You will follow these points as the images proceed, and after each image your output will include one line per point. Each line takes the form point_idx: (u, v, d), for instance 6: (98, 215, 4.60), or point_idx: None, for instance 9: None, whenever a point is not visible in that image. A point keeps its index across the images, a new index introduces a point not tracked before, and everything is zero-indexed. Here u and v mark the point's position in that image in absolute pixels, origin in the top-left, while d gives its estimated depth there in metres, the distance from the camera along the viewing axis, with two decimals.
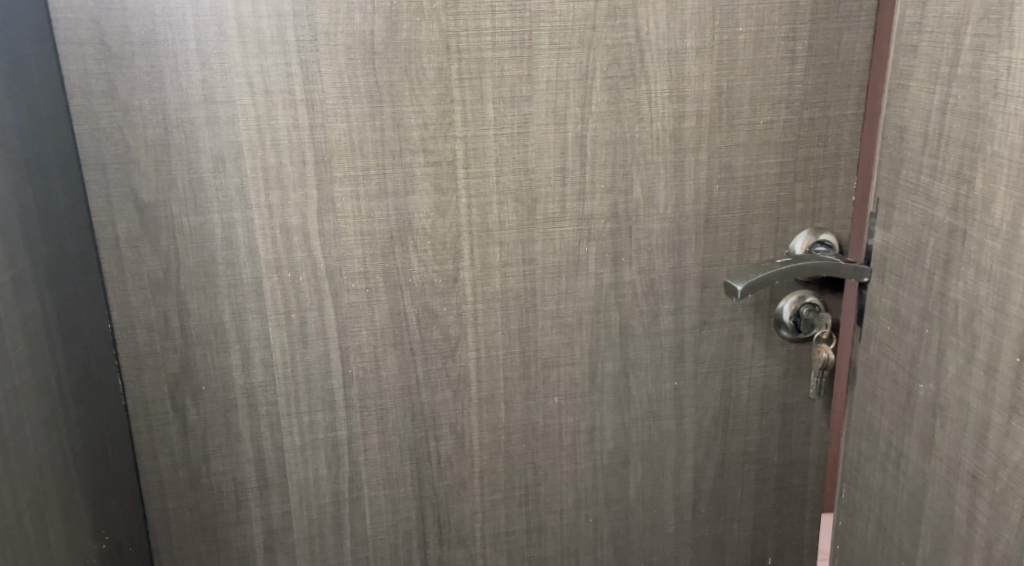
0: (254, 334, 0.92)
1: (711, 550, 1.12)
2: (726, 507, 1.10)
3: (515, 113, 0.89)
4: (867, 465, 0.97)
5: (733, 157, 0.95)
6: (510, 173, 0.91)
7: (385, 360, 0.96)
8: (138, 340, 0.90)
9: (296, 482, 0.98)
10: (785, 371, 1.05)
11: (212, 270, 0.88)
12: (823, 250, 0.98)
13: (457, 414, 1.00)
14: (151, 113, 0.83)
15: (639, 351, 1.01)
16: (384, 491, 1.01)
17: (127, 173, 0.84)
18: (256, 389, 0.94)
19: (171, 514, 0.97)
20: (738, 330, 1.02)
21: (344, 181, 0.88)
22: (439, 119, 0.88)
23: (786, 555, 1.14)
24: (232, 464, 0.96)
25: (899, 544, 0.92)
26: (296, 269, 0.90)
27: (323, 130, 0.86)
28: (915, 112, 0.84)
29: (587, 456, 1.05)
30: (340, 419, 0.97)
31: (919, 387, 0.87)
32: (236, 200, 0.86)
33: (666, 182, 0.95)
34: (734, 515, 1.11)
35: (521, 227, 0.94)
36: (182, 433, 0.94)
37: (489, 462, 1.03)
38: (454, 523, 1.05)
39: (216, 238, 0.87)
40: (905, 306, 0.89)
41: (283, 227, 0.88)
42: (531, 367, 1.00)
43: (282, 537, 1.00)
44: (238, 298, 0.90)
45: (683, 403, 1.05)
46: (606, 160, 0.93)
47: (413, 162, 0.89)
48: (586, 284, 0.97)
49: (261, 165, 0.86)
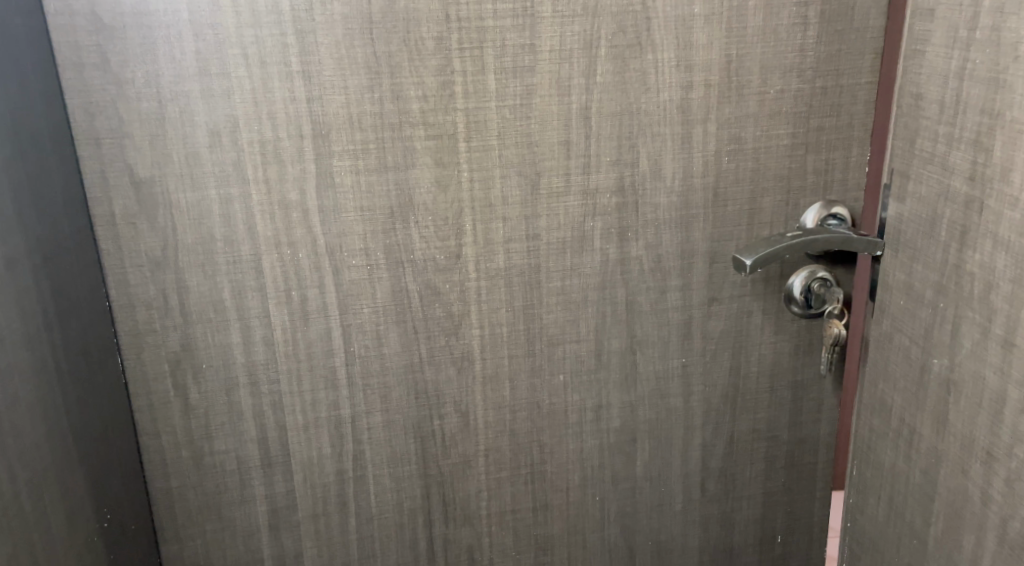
0: (254, 312, 0.90)
1: (719, 528, 1.12)
2: (735, 485, 1.10)
3: (517, 84, 0.87)
4: (879, 442, 0.95)
5: (743, 128, 0.92)
6: (513, 146, 0.89)
7: (387, 339, 0.94)
8: (138, 318, 0.88)
9: (299, 460, 0.97)
10: (795, 347, 1.04)
11: (210, 247, 0.86)
12: (836, 225, 0.95)
13: (461, 393, 0.99)
14: (145, 86, 0.80)
15: (646, 327, 1.00)
16: (388, 470, 1.00)
17: (123, 148, 0.82)
18: (257, 367, 0.92)
19: (175, 493, 0.96)
20: (747, 307, 1.01)
21: (343, 155, 0.86)
22: (440, 90, 0.86)
23: (795, 533, 1.14)
24: (235, 444, 0.95)
25: (911, 522, 0.91)
26: (296, 246, 0.88)
27: (320, 103, 0.84)
28: (932, 79, 0.82)
29: (594, 434, 1.04)
30: (344, 398, 0.96)
31: (933, 362, 0.85)
32: (234, 175, 0.84)
33: (674, 154, 0.92)
34: (744, 494, 1.11)
35: (525, 202, 0.92)
36: (184, 412, 0.92)
37: (494, 441, 1.02)
38: (459, 501, 1.04)
39: (215, 215, 0.85)
40: (919, 280, 0.86)
41: (282, 203, 0.86)
42: (536, 344, 0.98)
43: (287, 515, 1.00)
44: (237, 275, 0.88)
45: (691, 380, 1.04)
46: (612, 132, 0.90)
47: (413, 136, 0.87)
48: (592, 260, 0.95)
49: (258, 138, 0.83)
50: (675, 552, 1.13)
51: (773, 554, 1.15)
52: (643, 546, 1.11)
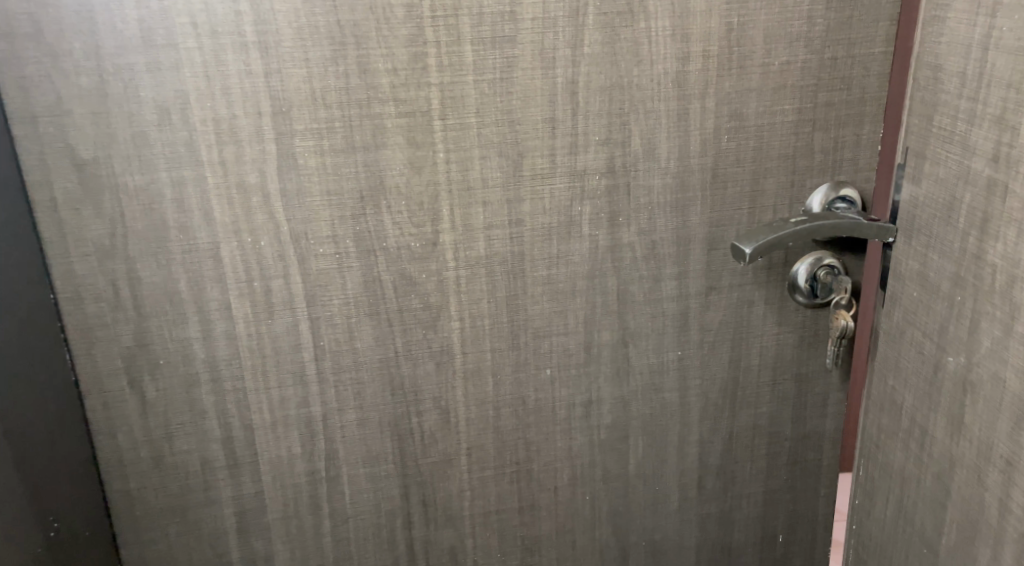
0: (213, 304, 0.83)
1: (717, 527, 1.06)
2: (734, 483, 1.04)
3: (497, 55, 0.79)
4: (888, 442, 0.89)
5: (745, 103, 0.85)
6: (493, 124, 0.82)
7: (359, 332, 0.88)
8: (87, 312, 0.81)
9: (268, 461, 0.91)
10: (799, 339, 0.97)
11: (163, 235, 0.79)
12: (844, 209, 0.88)
13: (441, 389, 0.92)
14: (84, 59, 0.73)
15: (639, 319, 0.93)
16: (364, 470, 0.94)
17: (62, 128, 0.75)
18: (219, 363, 0.86)
19: (134, 496, 0.90)
20: (748, 296, 0.94)
21: (306, 135, 0.78)
22: (411, 63, 0.78)
23: (797, 532, 1.08)
24: (198, 444, 0.89)
25: (921, 530, 0.84)
26: (257, 233, 0.81)
27: (280, 78, 0.76)
28: (953, 49, 0.74)
29: (583, 431, 0.98)
30: (314, 395, 0.89)
31: (948, 360, 0.78)
32: (187, 157, 0.77)
33: (669, 132, 0.85)
34: (743, 491, 1.05)
35: (506, 185, 0.84)
36: (141, 411, 0.86)
37: (477, 438, 0.96)
38: (441, 502, 0.98)
39: (167, 199, 0.78)
40: (934, 270, 0.79)
41: (241, 186, 0.79)
42: (521, 337, 0.91)
43: (256, 517, 0.94)
44: (194, 265, 0.81)
45: (688, 374, 0.97)
46: (601, 108, 0.83)
47: (383, 113, 0.79)
48: (580, 247, 0.88)
49: (212, 116, 0.76)
50: (670, 553, 1.07)
51: (774, 554, 1.09)
52: (636, 547, 1.05)
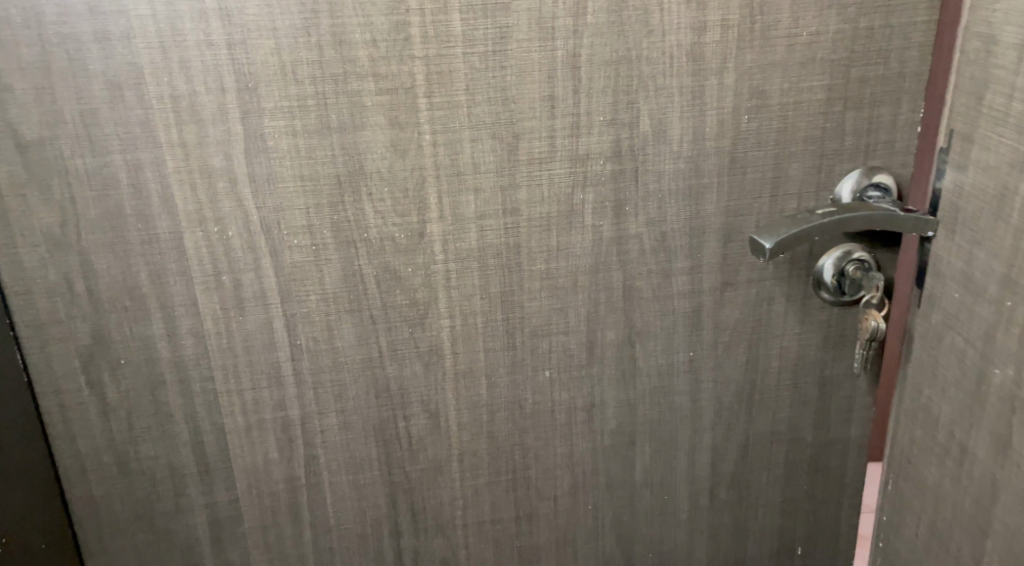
0: (178, 300, 0.76)
1: (730, 539, 0.98)
2: (749, 492, 0.96)
3: (488, 25, 0.71)
4: (921, 457, 0.80)
5: (768, 79, 0.76)
6: (485, 102, 0.73)
7: (339, 330, 0.80)
8: (38, 307, 0.75)
9: (242, 467, 0.84)
10: (824, 339, 0.89)
11: (119, 224, 0.72)
12: (876, 199, 0.80)
13: (430, 391, 0.85)
14: (24, 28, 0.66)
15: (647, 317, 0.85)
16: (347, 476, 0.87)
17: (3, 104, 0.67)
18: (186, 363, 0.79)
19: (98, 503, 0.83)
20: (768, 292, 0.86)
21: (275, 114, 0.70)
22: (393, 34, 0.70)
23: (817, 544, 1.00)
24: (165, 448, 0.82)
25: (957, 556, 0.76)
26: (224, 222, 0.74)
27: (244, 50, 0.68)
28: (1009, 18, 0.65)
29: (585, 437, 0.90)
30: (291, 398, 0.82)
31: (993, 372, 0.69)
32: (143, 138, 0.69)
33: (682, 112, 0.76)
34: (759, 501, 0.97)
35: (500, 170, 0.76)
36: (102, 413, 0.80)
37: (470, 444, 0.88)
38: (430, 511, 0.91)
39: (122, 184, 0.71)
40: (980, 270, 0.70)
41: (204, 171, 0.71)
42: (517, 336, 0.84)
43: (231, 526, 0.87)
44: (155, 257, 0.74)
45: (700, 376, 0.89)
46: (607, 85, 0.74)
47: (361, 90, 0.71)
48: (582, 239, 0.80)
49: (169, 93, 0.68)
50: None
51: None
52: (643, 559, 0.98)
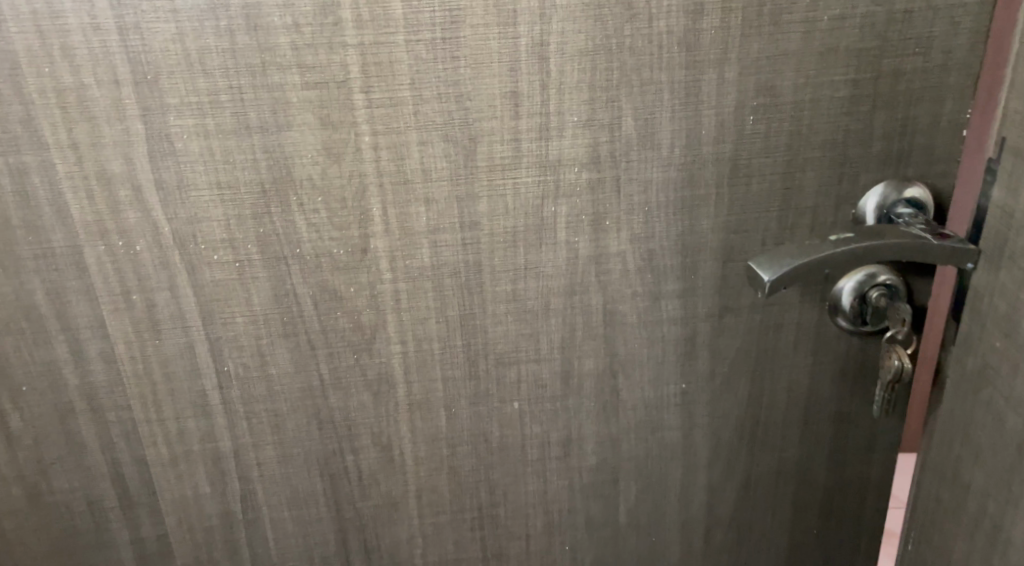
0: (83, 321, 0.66)
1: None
2: (750, 536, 0.85)
3: (436, 7, 0.59)
4: (948, 522, 0.68)
5: (780, 72, 0.63)
6: (435, 99, 0.61)
7: (273, 356, 0.70)
8: None
9: (171, 500, 0.75)
10: (841, 372, 0.76)
11: (8, 235, 0.62)
12: (909, 216, 0.67)
13: (381, 423, 0.74)
14: None
15: (632, 345, 0.73)
16: (290, 512, 0.78)
17: None
18: (99, 389, 0.69)
19: (12, 536, 0.75)
20: (776, 318, 0.74)
21: (182, 111, 0.59)
22: (320, 17, 0.58)
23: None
24: (82, 480, 0.73)
25: None
26: (129, 235, 0.63)
27: (140, 36, 0.57)
28: None
29: (561, 473, 0.80)
30: (221, 428, 0.73)
31: None
32: (26, 137, 0.59)
33: (674, 111, 0.64)
34: (762, 547, 0.85)
35: (455, 178, 0.64)
36: (8, 442, 0.71)
37: (429, 479, 0.78)
38: (386, 549, 0.81)
39: (7, 190, 0.61)
40: None
41: (101, 176, 0.61)
42: (480, 364, 0.73)
43: (162, 562, 0.78)
44: (52, 273, 0.64)
45: (694, 411, 0.78)
46: (581, 80, 0.62)
47: (285, 83, 0.59)
48: (554, 257, 0.68)
49: (53, 85, 0.58)
50: None
51: None
52: None
